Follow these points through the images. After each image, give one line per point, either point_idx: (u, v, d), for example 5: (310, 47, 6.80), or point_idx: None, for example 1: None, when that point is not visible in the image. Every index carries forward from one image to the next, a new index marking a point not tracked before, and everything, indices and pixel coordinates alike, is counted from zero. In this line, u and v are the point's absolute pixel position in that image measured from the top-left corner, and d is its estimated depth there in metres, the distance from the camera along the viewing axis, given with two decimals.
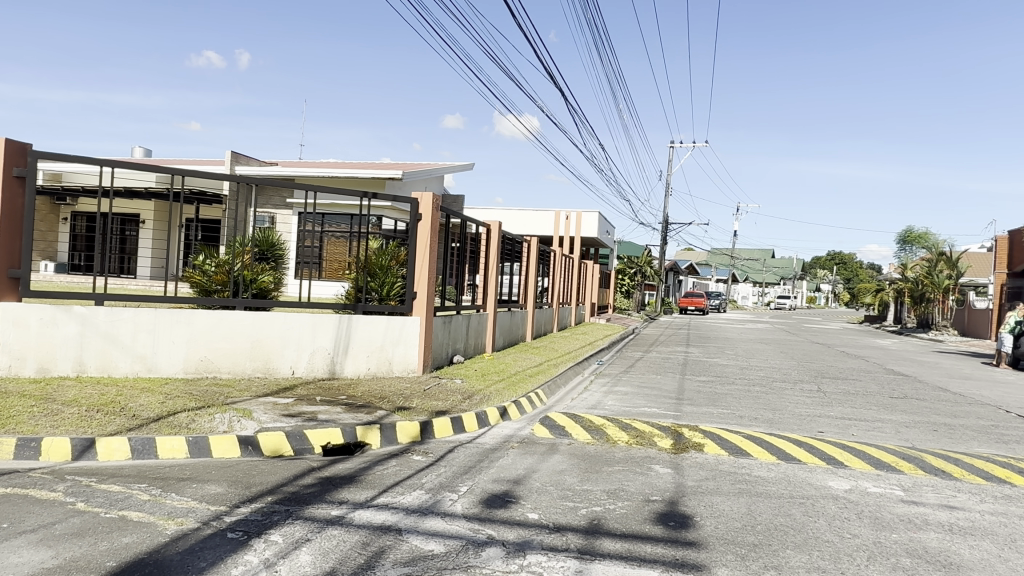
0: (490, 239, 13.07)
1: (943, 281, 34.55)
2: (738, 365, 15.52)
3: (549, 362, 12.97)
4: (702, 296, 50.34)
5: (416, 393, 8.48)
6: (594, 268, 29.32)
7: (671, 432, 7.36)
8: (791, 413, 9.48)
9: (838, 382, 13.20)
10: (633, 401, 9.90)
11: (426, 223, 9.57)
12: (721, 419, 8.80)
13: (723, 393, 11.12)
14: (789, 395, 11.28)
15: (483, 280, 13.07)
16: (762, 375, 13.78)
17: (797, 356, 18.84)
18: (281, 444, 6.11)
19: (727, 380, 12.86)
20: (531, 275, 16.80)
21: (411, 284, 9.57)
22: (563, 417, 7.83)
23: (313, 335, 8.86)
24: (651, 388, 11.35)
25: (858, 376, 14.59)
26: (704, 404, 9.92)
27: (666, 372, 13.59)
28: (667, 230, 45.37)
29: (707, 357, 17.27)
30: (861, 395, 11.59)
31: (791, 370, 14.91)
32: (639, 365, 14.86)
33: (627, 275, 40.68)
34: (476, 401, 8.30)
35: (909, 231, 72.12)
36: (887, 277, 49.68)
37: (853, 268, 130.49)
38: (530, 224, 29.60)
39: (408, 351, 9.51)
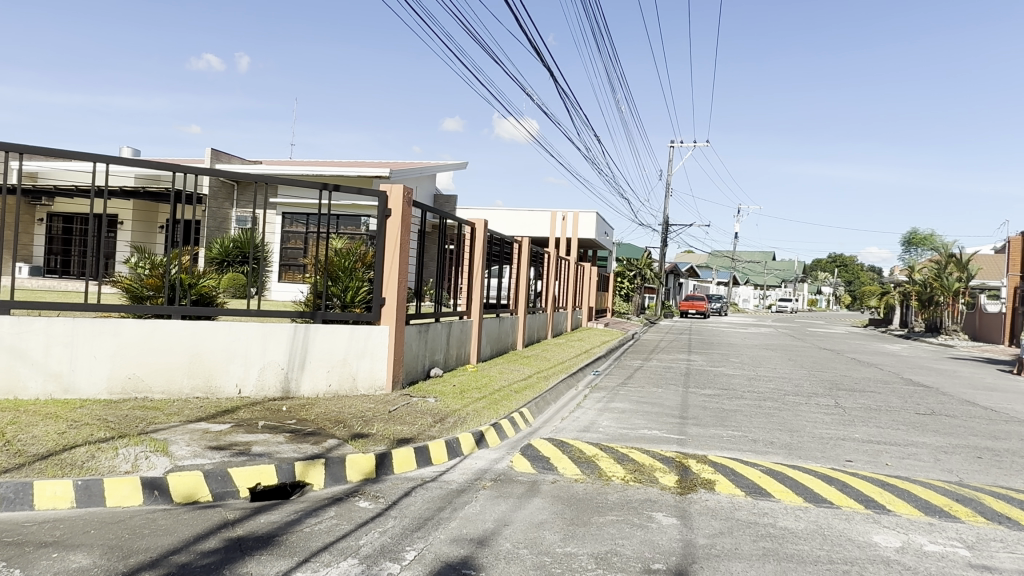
0: (475, 238, 11.92)
1: (953, 284, 33.45)
2: (745, 376, 14.35)
3: (539, 374, 11.80)
4: (703, 299, 49.24)
5: (380, 415, 7.31)
6: (592, 271, 28.22)
7: (675, 464, 6.20)
8: (811, 435, 8.32)
9: (856, 396, 12.08)
10: (631, 421, 8.73)
11: (396, 220, 8.43)
12: (732, 445, 7.64)
13: (732, 410, 9.95)
14: (806, 412, 10.11)
15: (468, 283, 11.92)
16: (773, 388, 12.61)
17: (807, 364, 17.67)
18: (198, 487, 4.98)
19: (735, 394, 11.70)
20: (522, 278, 15.67)
21: (378, 289, 8.43)
22: (548, 447, 6.66)
23: (263, 347, 7.73)
24: (652, 404, 10.18)
25: (876, 388, 13.42)
26: (711, 424, 8.76)
27: (668, 384, 12.46)
28: (668, 232, 44.31)
29: (711, 366, 16.11)
30: (885, 412, 10.43)
31: (803, 381, 13.77)
32: (638, 376, 13.71)
33: (626, 278, 39.58)
34: (448, 426, 7.13)
35: (913, 232, 71.03)
36: (892, 280, 48.56)
37: (854, 270, 129.35)
38: (525, 225, 28.46)
39: (375, 364, 8.37)
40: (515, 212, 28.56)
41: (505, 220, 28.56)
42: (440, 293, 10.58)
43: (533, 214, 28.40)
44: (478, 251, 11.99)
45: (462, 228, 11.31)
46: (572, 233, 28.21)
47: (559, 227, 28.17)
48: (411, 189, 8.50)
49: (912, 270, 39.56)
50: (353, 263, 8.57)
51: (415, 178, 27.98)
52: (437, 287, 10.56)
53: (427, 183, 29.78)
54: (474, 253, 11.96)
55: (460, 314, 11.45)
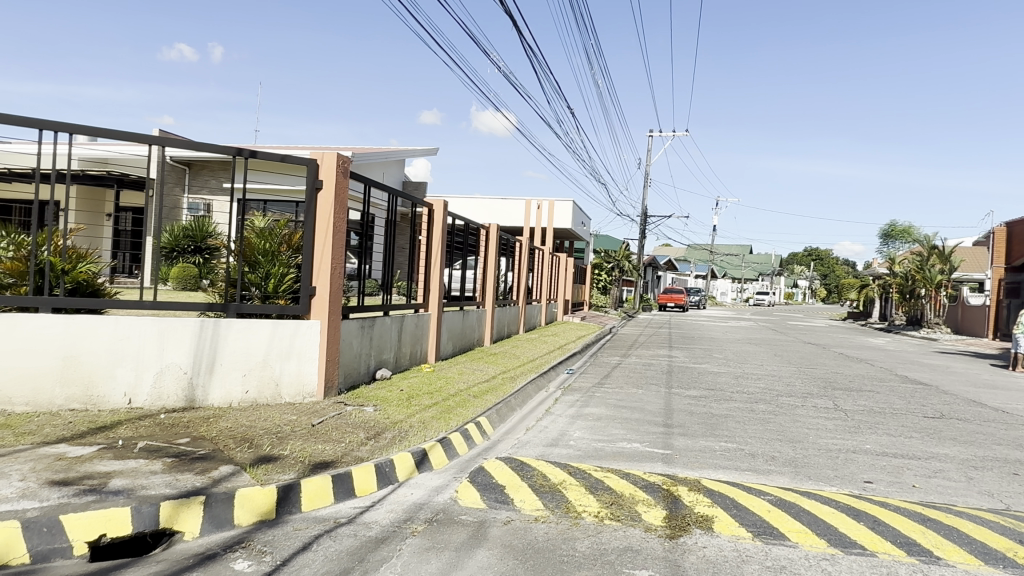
0: (434, 221, 10.59)
1: (935, 276, 32.75)
2: (731, 374, 13.18)
3: (505, 374, 10.47)
4: (682, 293, 48.26)
5: (300, 431, 5.94)
6: (568, 262, 26.95)
7: (662, 494, 4.92)
8: (817, 448, 7.10)
9: (854, 396, 10.96)
10: (608, 431, 7.45)
11: (328, 193, 7.06)
12: (727, 462, 6.38)
13: (722, 415, 8.71)
14: (805, 418, 8.93)
15: (424, 272, 10.57)
16: (764, 388, 11.44)
17: (795, 360, 16.57)
18: (11, 545, 3.62)
19: (724, 395, 10.50)
20: (491, 270, 14.32)
21: (307, 278, 7.06)
22: (503, 471, 5.34)
23: (160, 348, 6.33)
24: (632, 409, 8.90)
25: (874, 387, 12.30)
26: (700, 434, 7.52)
27: (649, 385, 11.22)
28: (646, 223, 43.23)
29: (694, 363, 14.92)
30: (891, 416, 9.29)
31: (794, 380, 12.63)
32: (616, 375, 12.44)
33: (603, 271, 38.38)
34: (383, 444, 5.77)
35: (891, 226, 70.97)
36: (872, 272, 48.03)
37: (830, 264, 129.98)
38: (498, 213, 27.08)
39: (302, 366, 7.00)
40: (487, 200, 27.13)
41: (477, 208, 27.10)
42: (390, 282, 9.22)
43: (506, 202, 27.00)
44: (436, 237, 10.63)
45: (417, 210, 9.99)
46: (547, 222, 26.91)
47: (534, 216, 26.82)
48: (348, 159, 7.18)
49: (893, 262, 38.96)
50: (277, 246, 7.19)
51: (381, 163, 26.40)
52: (386, 275, 9.20)
53: (395, 169, 28.21)
54: (432, 238, 10.61)
55: (415, 307, 10.09)
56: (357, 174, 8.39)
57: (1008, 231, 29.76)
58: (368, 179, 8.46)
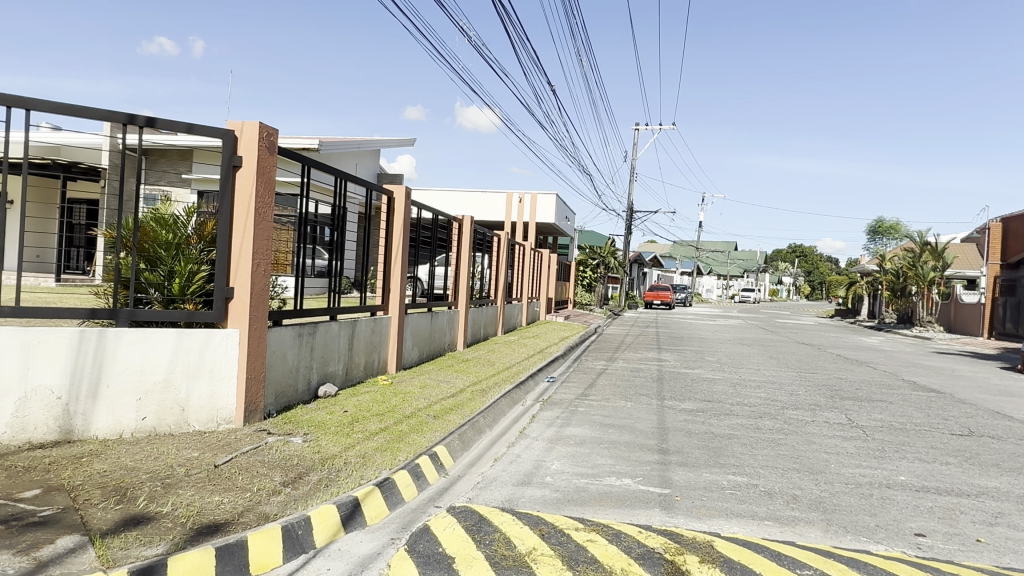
0: (396, 209, 9.25)
1: (928, 273, 31.78)
2: (726, 382, 11.98)
3: (476, 386, 9.15)
4: (668, 290, 47.22)
5: (196, 474, 4.59)
6: (551, 258, 25.69)
7: (664, 569, 3.66)
8: (845, 482, 5.87)
9: (866, 408, 9.79)
10: (593, 462, 6.18)
11: (248, 174, 5.74)
12: (740, 505, 5.15)
13: (725, 436, 7.47)
14: (820, 438, 7.72)
15: (385, 267, 9.22)
16: (767, 399, 10.23)
17: (793, 364, 15.42)
18: None
19: (724, 409, 9.27)
20: (465, 267, 12.97)
21: (223, 278, 5.72)
22: (454, 535, 4.05)
23: (23, 366, 4.92)
24: (621, 429, 7.64)
25: (885, 396, 11.14)
26: (702, 464, 6.28)
27: (639, 397, 9.97)
28: (631, 218, 42.16)
29: (685, 368, 13.71)
30: (917, 434, 8.13)
31: (797, 388, 11.45)
32: (602, 383, 11.19)
33: (588, 267, 37.20)
34: (302, 493, 4.45)
35: (878, 222, 70.47)
36: (860, 269, 47.24)
37: (814, 260, 129.97)
38: (477, 207, 25.78)
39: (216, 386, 5.67)
40: (466, 193, 25.82)
41: (455, 201, 25.74)
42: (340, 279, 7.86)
43: (486, 196, 25.71)
44: (398, 227, 9.27)
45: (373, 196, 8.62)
46: (529, 216, 25.64)
47: (515, 210, 25.55)
48: (274, 131, 5.88)
49: (883, 259, 38.10)
50: (185, 236, 5.81)
51: (354, 154, 25.02)
52: (335, 272, 7.84)
53: (370, 160, 26.76)
54: (392, 228, 9.25)
55: (372, 309, 8.75)
56: (295, 151, 7.02)
57: (1004, 227, 28.88)
58: (309, 160, 7.10)
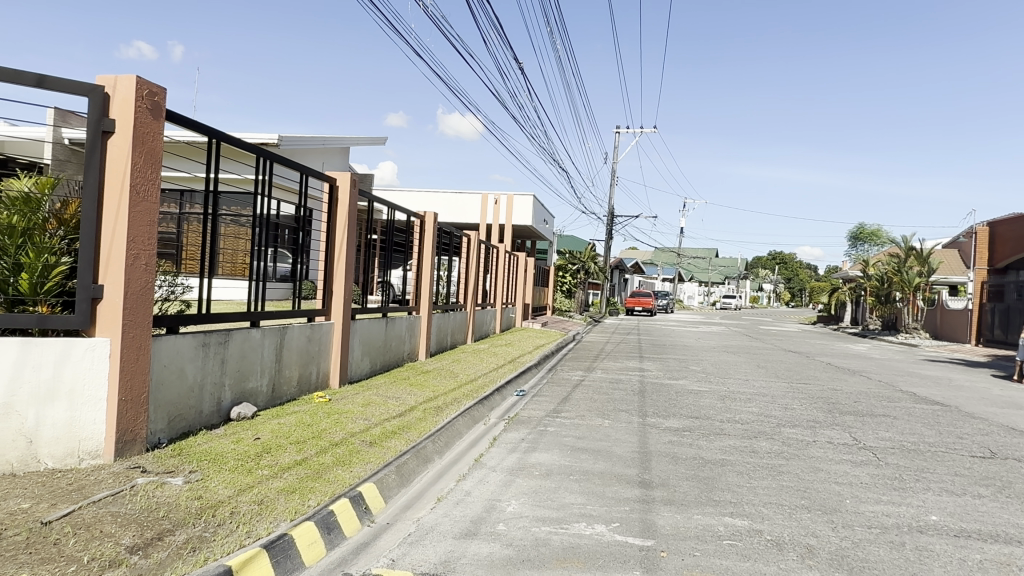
0: (340, 200, 8.06)
1: (913, 279, 31.07)
2: (714, 394, 10.92)
3: (431, 402, 7.96)
4: (650, 296, 46.35)
5: (9, 537, 3.34)
6: (528, 263, 24.55)
7: None
8: (867, 526, 4.79)
9: (870, 426, 8.73)
10: (560, 502, 5.02)
11: (123, 142, 4.55)
12: (743, 561, 4.03)
13: (718, 464, 6.36)
14: (826, 464, 6.63)
15: (326, 267, 8.00)
16: (760, 415, 9.16)
17: (783, 373, 14.40)
18: None
19: (713, 427, 8.17)
20: (427, 271, 11.78)
21: (88, 272, 4.49)
22: None
23: None
24: (596, 455, 6.50)
25: (888, 411, 10.10)
26: (694, 502, 5.16)
27: (618, 413, 8.84)
28: (612, 222, 41.18)
29: (669, 379, 12.64)
30: (935, 457, 7.08)
31: (792, 403, 10.37)
32: (577, 398, 10.06)
33: (568, 273, 36.21)
34: (153, 564, 3.24)
35: (860, 228, 70.29)
36: (843, 275, 46.65)
37: (795, 267, 130.31)
38: (452, 209, 24.62)
39: (77, 411, 4.42)
40: (439, 194, 24.64)
41: (429, 202, 24.57)
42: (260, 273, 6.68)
43: (460, 197, 24.56)
44: (341, 221, 8.07)
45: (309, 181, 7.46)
46: (505, 218, 24.51)
47: (491, 212, 24.40)
48: (159, 89, 4.71)
49: (867, 265, 37.48)
50: (39, 220, 4.58)
51: (321, 151, 23.77)
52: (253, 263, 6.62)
53: (339, 159, 25.50)
54: (334, 222, 8.04)
55: (307, 314, 7.55)
56: (195, 121, 5.84)
57: (992, 231, 28.24)
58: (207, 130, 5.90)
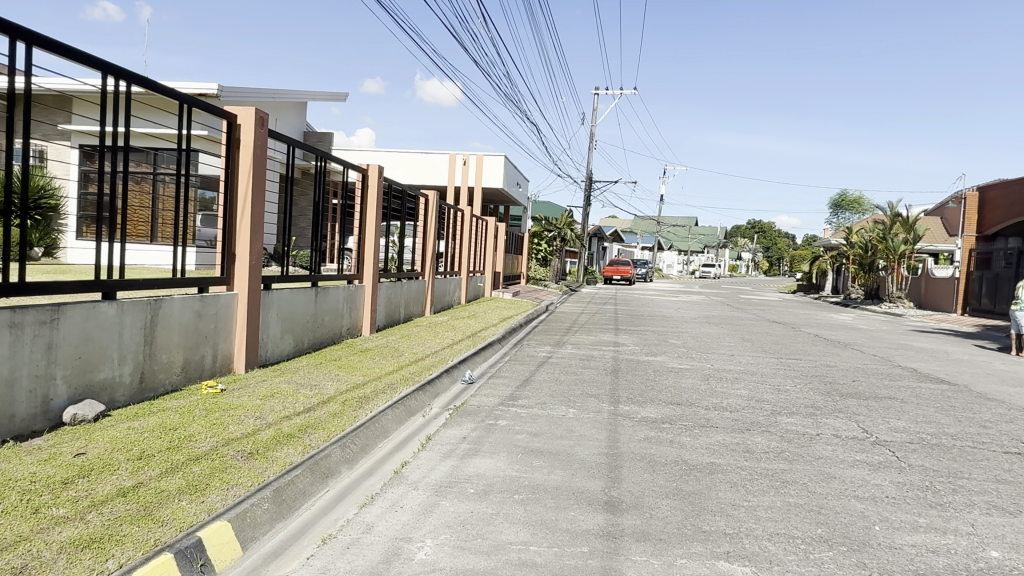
0: (244, 141, 6.53)
1: (898, 246, 30.03)
2: (697, 374, 9.62)
3: (357, 391, 6.50)
4: (628, 264, 45.12)
5: None
6: (498, 228, 23.02)
7: None
8: (913, 573, 3.47)
9: (876, 413, 7.47)
10: (493, 541, 3.63)
11: None
12: None
13: (706, 473, 5.02)
14: (837, 470, 5.33)
15: (224, 224, 6.46)
16: (750, 401, 7.86)
17: (771, 348, 13.16)
18: None
19: (697, 417, 6.85)
20: (372, 236, 10.26)
21: None
22: None
23: None
24: (550, 462, 5.12)
25: (893, 393, 8.84)
26: (674, 536, 3.81)
27: (585, 400, 7.48)
28: (590, 187, 39.64)
29: (646, 355, 11.32)
30: (964, 457, 5.82)
31: (785, 384, 9.09)
32: (540, 380, 8.70)
33: (544, 240, 34.80)
34: None
35: (841, 196, 69.41)
36: (824, 243, 45.70)
37: (774, 236, 129.98)
38: (417, 171, 22.97)
39: None
40: (404, 154, 22.95)
41: (393, 164, 22.91)
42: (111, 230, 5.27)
43: (426, 157, 22.91)
44: (244, 165, 6.53)
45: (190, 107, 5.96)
46: (474, 180, 22.92)
47: (460, 174, 22.77)
48: None
49: (849, 233, 36.49)
50: None
51: (275, 106, 21.91)
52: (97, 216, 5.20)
53: (295, 116, 23.63)
54: (235, 168, 6.51)
55: (196, 283, 6.01)
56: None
57: (981, 196, 27.19)
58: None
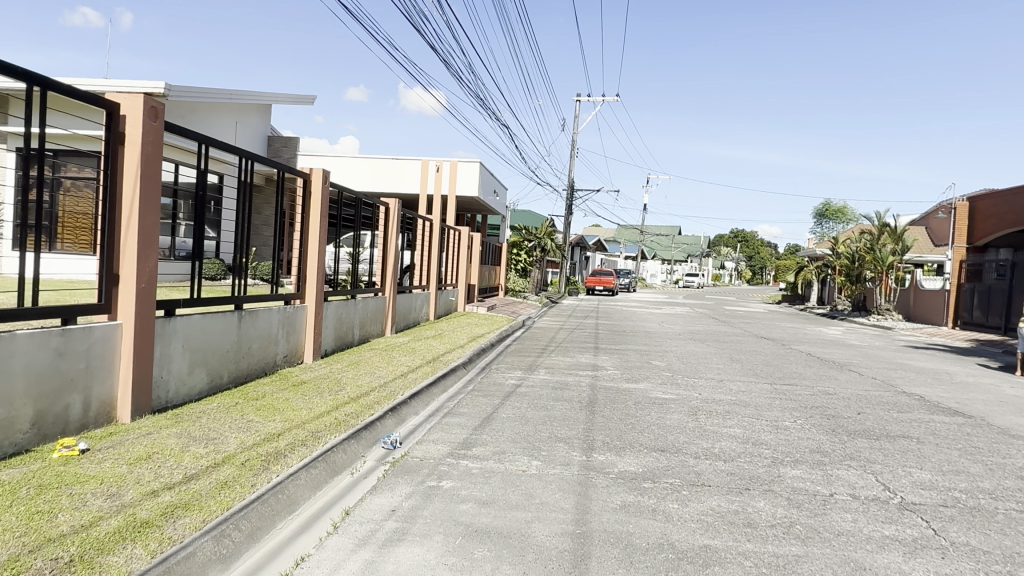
0: (129, 136, 5.32)
1: (887, 257, 29.24)
2: (683, 407, 8.48)
3: (269, 443, 5.26)
4: (612, 275, 44.24)
5: None
6: (473, 239, 21.87)
7: None
8: None
9: (894, 462, 6.34)
10: None
11: None
12: None
13: (699, 567, 3.84)
14: (864, 554, 4.16)
15: (102, 238, 5.22)
16: (746, 445, 6.71)
17: (762, 371, 12.08)
18: None
19: (686, 472, 5.68)
20: (316, 248, 9.04)
21: None
22: None
23: None
24: (495, 555, 3.89)
25: (907, 431, 7.73)
26: None
27: (553, 447, 6.30)
28: (572, 196, 38.70)
29: (627, 382, 10.17)
30: (1015, 529, 4.68)
31: (782, 420, 7.97)
32: (504, 417, 7.50)
33: (524, 251, 33.69)
34: None
35: (825, 206, 69.23)
36: (809, 253, 45.02)
37: (757, 245, 129.96)
38: (387, 178, 21.80)
39: None
40: (373, 161, 21.79)
41: (360, 171, 21.77)
42: None
43: (396, 164, 21.77)
44: (129, 165, 5.31)
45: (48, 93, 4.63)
46: (447, 188, 21.77)
47: (432, 181, 21.61)
48: None
49: (836, 243, 35.76)
50: None
51: (237, 110, 20.71)
52: None
53: (260, 121, 22.46)
54: (118, 168, 5.28)
55: (57, 312, 4.77)
56: None
57: (972, 206, 26.50)
58: None
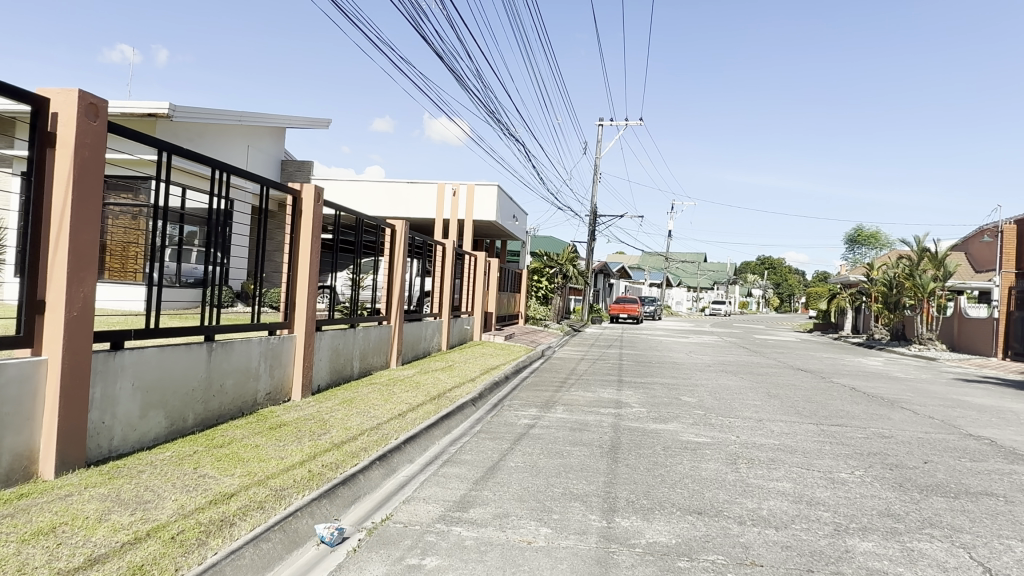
0: (60, 137, 4.49)
1: (929, 283, 27.69)
2: (719, 454, 7.36)
3: (215, 507, 4.29)
4: (636, 303, 43.05)
5: None
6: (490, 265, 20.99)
7: None
8: None
9: (985, 530, 5.16)
10: None
11: None
12: None
13: None
14: None
15: (23, 259, 4.38)
16: (800, 506, 5.57)
17: (804, 408, 10.88)
18: None
19: (731, 546, 4.58)
20: (306, 270, 8.14)
21: None
22: None
23: None
24: None
25: (989, 487, 6.51)
26: None
27: (567, 507, 5.25)
28: (595, 222, 37.82)
29: (654, 422, 9.05)
30: None
31: (836, 472, 6.82)
32: (512, 467, 6.45)
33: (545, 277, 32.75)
34: None
35: (857, 231, 67.40)
36: (842, 280, 43.39)
37: (785, 272, 127.46)
38: (401, 203, 21.11)
39: None
40: (388, 185, 21.15)
41: (375, 195, 21.13)
42: None
43: (411, 188, 21.09)
44: (60, 171, 4.48)
45: None
46: (463, 212, 20.99)
47: (448, 205, 20.83)
48: None
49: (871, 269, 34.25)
50: None
51: (250, 133, 20.30)
52: None
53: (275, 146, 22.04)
54: (45, 175, 4.45)
55: None
56: None
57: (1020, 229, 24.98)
58: None
